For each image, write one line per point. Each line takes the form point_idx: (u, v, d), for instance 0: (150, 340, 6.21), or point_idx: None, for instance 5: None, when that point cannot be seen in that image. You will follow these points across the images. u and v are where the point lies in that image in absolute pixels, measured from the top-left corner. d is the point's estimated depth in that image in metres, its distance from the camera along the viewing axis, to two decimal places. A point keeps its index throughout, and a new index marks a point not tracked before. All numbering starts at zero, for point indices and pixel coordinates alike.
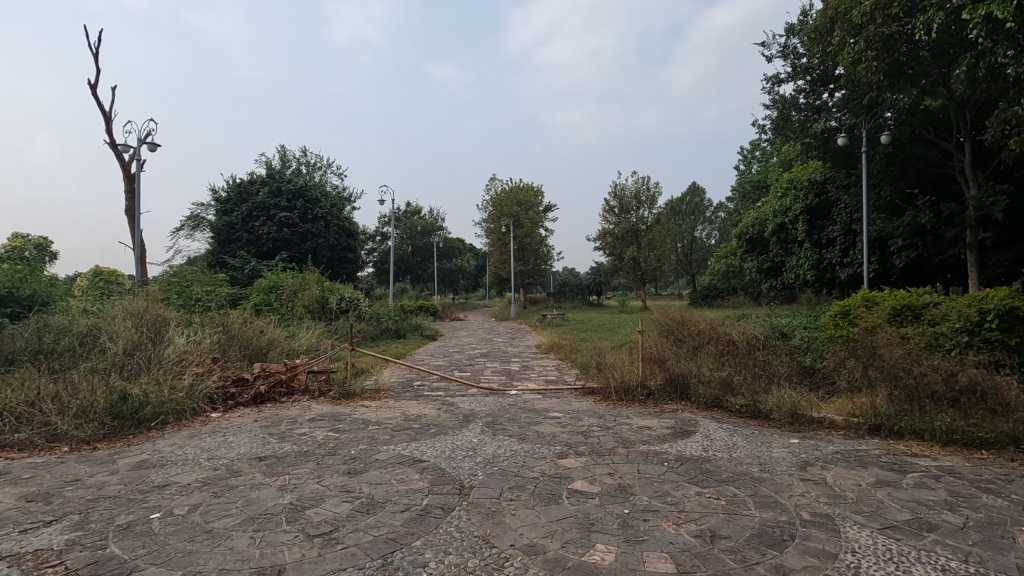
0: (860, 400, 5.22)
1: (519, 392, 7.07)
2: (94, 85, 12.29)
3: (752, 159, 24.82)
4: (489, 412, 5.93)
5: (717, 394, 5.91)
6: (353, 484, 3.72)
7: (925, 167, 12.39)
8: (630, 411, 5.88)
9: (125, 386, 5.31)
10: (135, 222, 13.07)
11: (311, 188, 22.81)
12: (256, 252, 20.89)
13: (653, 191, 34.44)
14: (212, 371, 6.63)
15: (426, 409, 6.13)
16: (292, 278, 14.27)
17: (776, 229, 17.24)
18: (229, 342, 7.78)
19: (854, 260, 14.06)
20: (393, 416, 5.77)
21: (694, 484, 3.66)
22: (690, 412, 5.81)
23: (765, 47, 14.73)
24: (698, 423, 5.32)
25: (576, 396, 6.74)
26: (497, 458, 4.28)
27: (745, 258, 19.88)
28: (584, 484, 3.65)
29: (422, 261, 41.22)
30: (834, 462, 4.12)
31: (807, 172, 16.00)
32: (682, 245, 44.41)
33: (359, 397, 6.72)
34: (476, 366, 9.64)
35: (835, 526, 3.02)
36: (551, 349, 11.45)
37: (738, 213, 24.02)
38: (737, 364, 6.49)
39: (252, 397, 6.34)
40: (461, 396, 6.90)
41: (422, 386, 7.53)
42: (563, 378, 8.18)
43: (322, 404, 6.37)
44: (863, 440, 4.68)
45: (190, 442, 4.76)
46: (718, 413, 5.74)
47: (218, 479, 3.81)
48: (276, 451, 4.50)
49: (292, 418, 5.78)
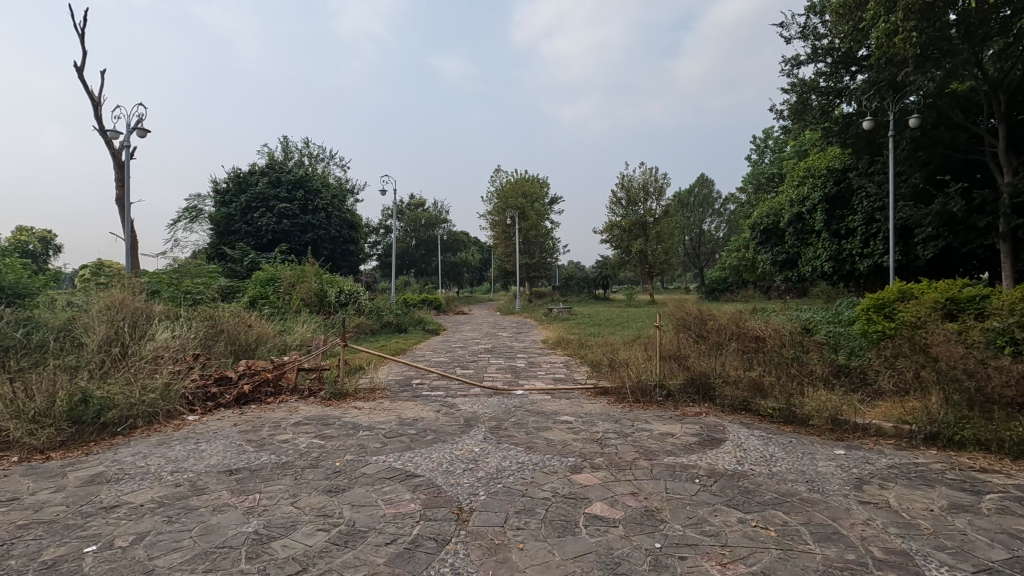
0: (910, 405, 4.64)
1: (525, 392, 6.52)
2: (79, 69, 11.78)
3: (765, 148, 24.02)
4: (492, 416, 5.38)
5: (746, 397, 5.33)
6: (332, 507, 3.17)
7: (953, 153, 11.72)
8: (648, 416, 5.32)
9: (90, 387, 4.79)
10: (125, 211, 12.57)
11: (311, 179, 22.28)
12: (255, 244, 20.39)
13: (661, 182, 33.69)
14: (192, 369, 6.10)
15: (424, 412, 5.58)
16: (290, 270, 13.76)
17: (792, 220, 16.56)
18: (216, 337, 7.27)
19: (876, 251, 13.38)
20: (387, 420, 5.22)
21: (735, 509, 3.09)
22: (715, 416, 5.26)
23: (784, 28, 13.99)
24: (727, 430, 4.77)
25: (588, 397, 6.19)
26: (501, 472, 3.73)
27: (758, 249, 19.20)
28: (604, 508, 3.09)
29: (426, 254, 40.75)
30: (894, 480, 3.56)
31: (825, 160, 15.23)
32: (690, 238, 43.69)
33: (352, 398, 6.19)
34: (479, 363, 9.08)
35: (916, 568, 2.45)
36: (559, 345, 10.87)
37: (750, 204, 23.26)
38: (764, 363, 5.92)
39: (234, 398, 5.82)
40: (463, 397, 6.34)
41: (421, 385, 6.98)
42: (573, 376, 7.63)
43: (311, 405, 5.84)
44: (918, 452, 4.11)
45: (155, 451, 4.22)
46: (747, 417, 5.17)
47: (177, 500, 3.27)
48: (250, 463, 3.96)
49: (276, 421, 5.25)
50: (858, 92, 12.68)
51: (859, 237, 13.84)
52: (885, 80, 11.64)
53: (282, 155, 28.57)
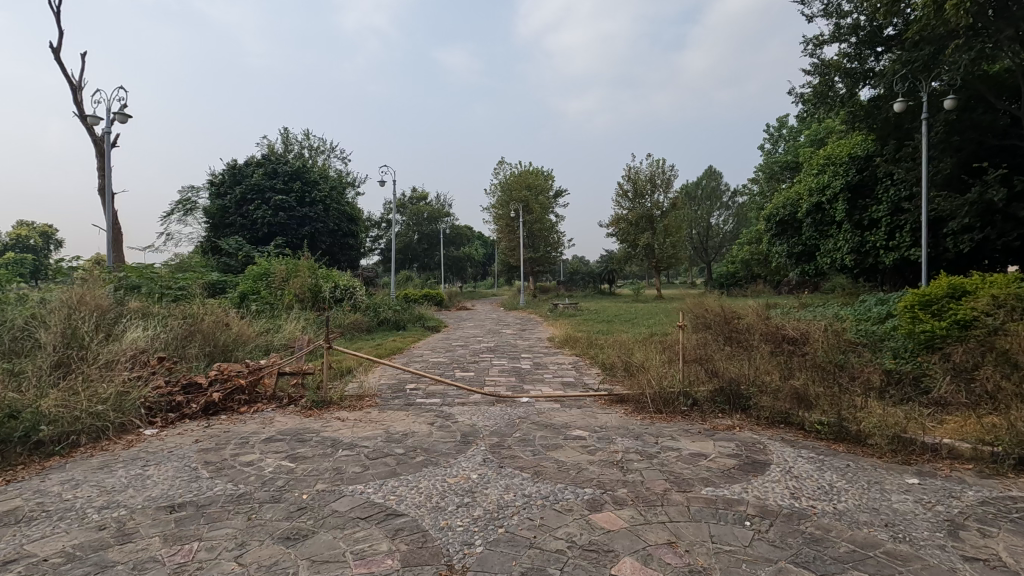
0: (990, 422, 3.91)
1: (532, 399, 5.82)
2: (55, 50, 11.10)
3: (779, 137, 23.08)
4: (494, 430, 4.67)
5: (787, 409, 4.62)
6: (286, 563, 2.46)
7: (989, 138, 10.87)
8: (673, 431, 4.60)
9: (26, 399, 4.13)
10: (107, 201, 11.92)
11: (309, 170, 21.61)
12: (251, 238, 19.72)
13: (669, 174, 32.83)
14: (156, 374, 5.42)
15: (415, 425, 4.87)
16: (283, 264, 13.08)
17: (809, 211, 15.72)
18: (190, 337, 6.58)
19: (903, 243, 12.58)
20: (373, 435, 4.53)
21: (808, 571, 2.36)
22: (751, 432, 4.54)
23: (805, 5, 13.13)
24: (769, 451, 4.06)
25: (602, 406, 5.48)
26: (504, 510, 3.02)
27: (773, 242, 18.33)
28: (635, 568, 2.38)
29: (428, 249, 40.06)
30: (996, 525, 2.83)
31: (846, 147, 14.37)
32: (697, 231, 42.80)
33: (335, 407, 5.51)
34: (481, 364, 8.36)
35: None
36: (567, 344, 10.12)
37: (763, 195, 22.38)
38: (804, 368, 5.22)
39: (202, 407, 5.14)
40: (460, 406, 5.63)
41: (415, 391, 6.27)
42: (583, 380, 6.91)
43: (289, 416, 5.16)
44: (1010, 482, 3.38)
45: (90, 478, 3.52)
46: (788, 433, 4.45)
47: (92, 552, 2.58)
48: (199, 496, 3.26)
49: (245, 436, 4.57)
50: (886, 73, 11.74)
51: (883, 228, 13.02)
52: (920, 59, 10.64)
53: (282, 148, 27.90)
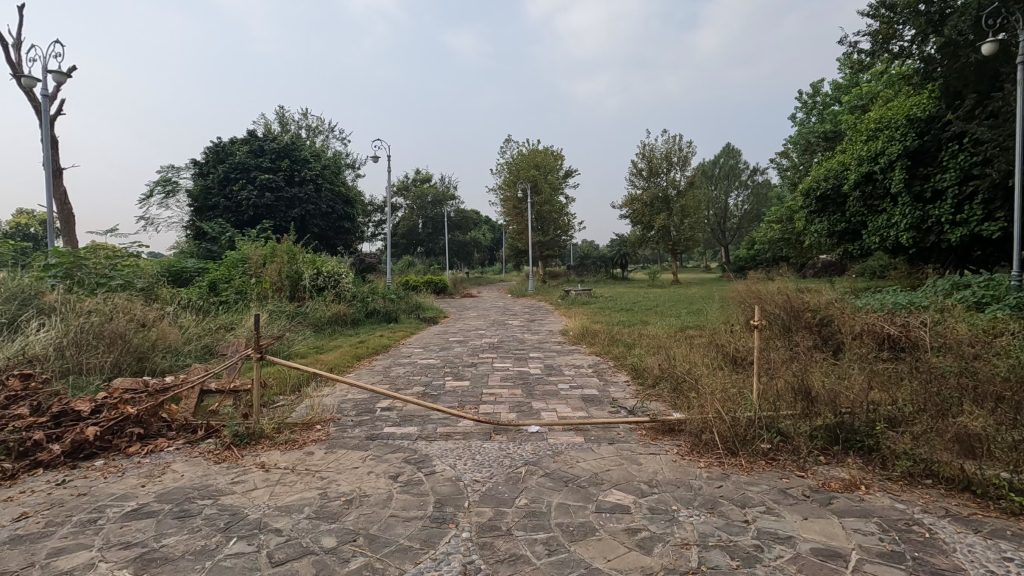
0: None
1: (544, 429, 4.16)
2: None
3: (813, 106, 20.98)
4: (487, 493, 3.03)
5: (947, 461, 2.95)
6: None
7: None
8: (765, 496, 2.94)
9: None
10: (50, 178, 10.31)
11: (298, 147, 19.96)
12: (235, 221, 18.15)
13: (686, 151, 30.86)
14: (11, 403, 3.83)
15: (369, 481, 3.22)
16: (260, 248, 11.48)
17: (857, 183, 13.65)
18: (92, 342, 5.02)
19: (973, 217, 10.70)
20: (300, 505, 2.91)
21: None
22: (892, 499, 2.87)
23: None
24: (946, 547, 2.40)
25: (644, 442, 3.83)
26: None
27: (809, 218, 16.40)
28: None
29: (433, 233, 38.49)
30: None
31: (904, 108, 12.37)
32: (713, 212, 40.91)
33: (266, 442, 3.90)
34: (479, 368, 6.73)
35: None
36: (584, 340, 8.41)
37: (796, 169, 20.36)
38: (950, 390, 3.51)
39: (69, 450, 3.55)
40: (444, 440, 3.99)
41: (386, 414, 4.66)
42: (610, 392, 5.27)
43: (195, 461, 3.57)
44: None
45: None
46: (960, 504, 2.76)
47: None
48: None
49: (106, 503, 2.97)
50: (965, 10, 9.87)
51: (950, 200, 11.07)
52: None
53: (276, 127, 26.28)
